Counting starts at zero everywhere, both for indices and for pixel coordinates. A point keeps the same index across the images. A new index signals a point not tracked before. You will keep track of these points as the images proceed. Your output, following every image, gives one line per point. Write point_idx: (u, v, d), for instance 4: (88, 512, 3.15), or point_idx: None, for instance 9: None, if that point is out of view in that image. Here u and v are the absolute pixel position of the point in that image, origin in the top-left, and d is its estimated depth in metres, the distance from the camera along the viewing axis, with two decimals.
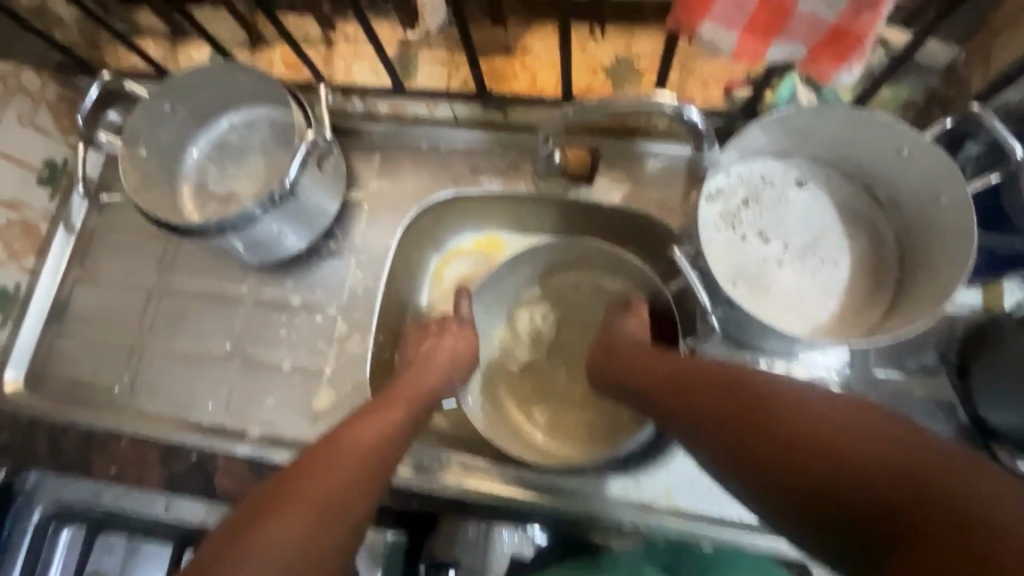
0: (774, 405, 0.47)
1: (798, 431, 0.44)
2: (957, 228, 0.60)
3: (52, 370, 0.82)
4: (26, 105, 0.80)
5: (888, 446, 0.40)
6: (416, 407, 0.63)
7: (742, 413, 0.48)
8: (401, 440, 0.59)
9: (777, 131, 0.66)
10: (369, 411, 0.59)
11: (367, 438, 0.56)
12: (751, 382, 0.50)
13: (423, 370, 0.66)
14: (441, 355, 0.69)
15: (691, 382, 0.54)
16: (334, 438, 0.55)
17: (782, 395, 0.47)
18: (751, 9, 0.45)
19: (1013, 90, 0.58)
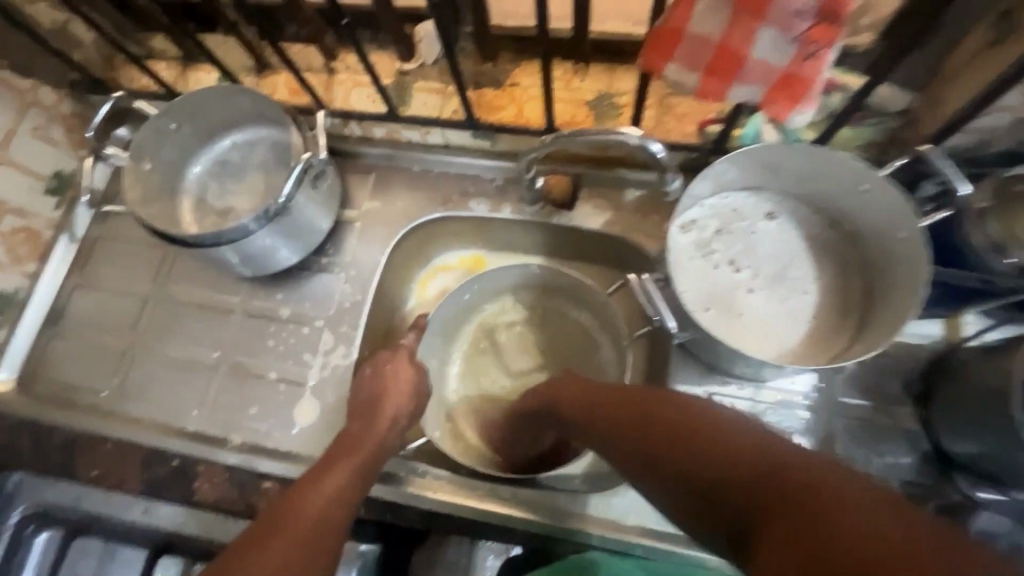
0: (658, 410, 0.50)
1: (693, 433, 0.46)
2: (913, 259, 0.63)
3: (42, 374, 0.84)
4: (41, 119, 0.84)
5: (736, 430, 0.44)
6: (369, 464, 0.63)
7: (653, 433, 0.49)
8: (353, 492, 0.59)
9: (744, 165, 0.69)
10: (325, 466, 0.61)
11: (315, 505, 0.55)
12: (659, 401, 0.51)
13: (378, 419, 0.67)
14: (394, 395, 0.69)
15: (597, 403, 0.57)
16: (284, 506, 0.55)
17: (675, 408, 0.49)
18: (710, 54, 0.50)
19: (961, 136, 0.62)
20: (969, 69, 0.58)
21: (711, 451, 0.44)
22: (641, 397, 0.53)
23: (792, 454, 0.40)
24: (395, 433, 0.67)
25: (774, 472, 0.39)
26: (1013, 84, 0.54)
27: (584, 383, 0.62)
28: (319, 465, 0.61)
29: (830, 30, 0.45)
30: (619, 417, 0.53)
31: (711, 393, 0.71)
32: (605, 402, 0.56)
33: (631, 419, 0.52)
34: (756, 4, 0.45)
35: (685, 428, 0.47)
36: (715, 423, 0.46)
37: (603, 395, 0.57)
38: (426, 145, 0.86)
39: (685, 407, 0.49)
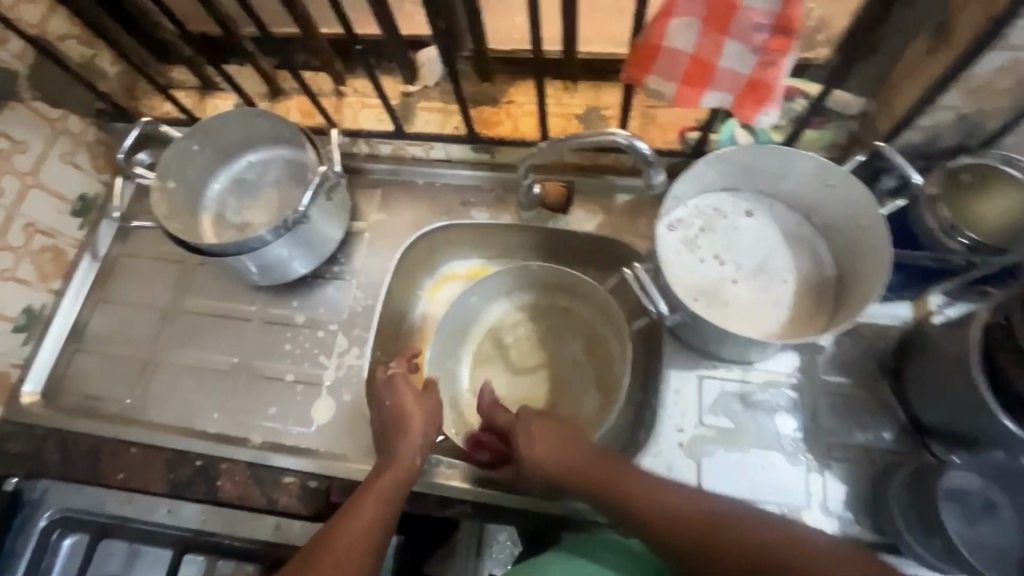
0: (687, 512, 0.59)
1: (751, 546, 0.55)
2: (877, 244, 0.69)
3: (67, 386, 0.88)
4: (69, 145, 0.90)
5: (780, 528, 0.56)
6: (405, 481, 0.67)
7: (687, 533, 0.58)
8: (391, 511, 0.64)
9: (722, 168, 0.76)
10: (360, 491, 0.65)
11: (360, 525, 0.61)
12: (671, 497, 0.61)
13: (407, 436, 0.70)
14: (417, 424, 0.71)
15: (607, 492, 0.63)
16: (333, 527, 0.61)
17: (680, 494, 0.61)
18: (685, 66, 0.56)
19: (911, 133, 0.70)
20: (914, 73, 0.66)
21: (751, 558, 0.55)
22: (647, 496, 0.62)
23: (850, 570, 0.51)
24: (426, 447, 0.70)
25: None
26: (950, 84, 0.61)
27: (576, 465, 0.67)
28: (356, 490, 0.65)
29: (784, 41, 0.53)
30: (635, 517, 0.61)
31: (703, 377, 0.77)
32: (628, 491, 0.62)
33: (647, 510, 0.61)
34: (719, 21, 0.53)
35: (709, 526, 0.57)
36: (757, 523, 0.57)
37: (624, 483, 0.62)
38: (429, 160, 0.93)
39: (736, 520, 0.57)
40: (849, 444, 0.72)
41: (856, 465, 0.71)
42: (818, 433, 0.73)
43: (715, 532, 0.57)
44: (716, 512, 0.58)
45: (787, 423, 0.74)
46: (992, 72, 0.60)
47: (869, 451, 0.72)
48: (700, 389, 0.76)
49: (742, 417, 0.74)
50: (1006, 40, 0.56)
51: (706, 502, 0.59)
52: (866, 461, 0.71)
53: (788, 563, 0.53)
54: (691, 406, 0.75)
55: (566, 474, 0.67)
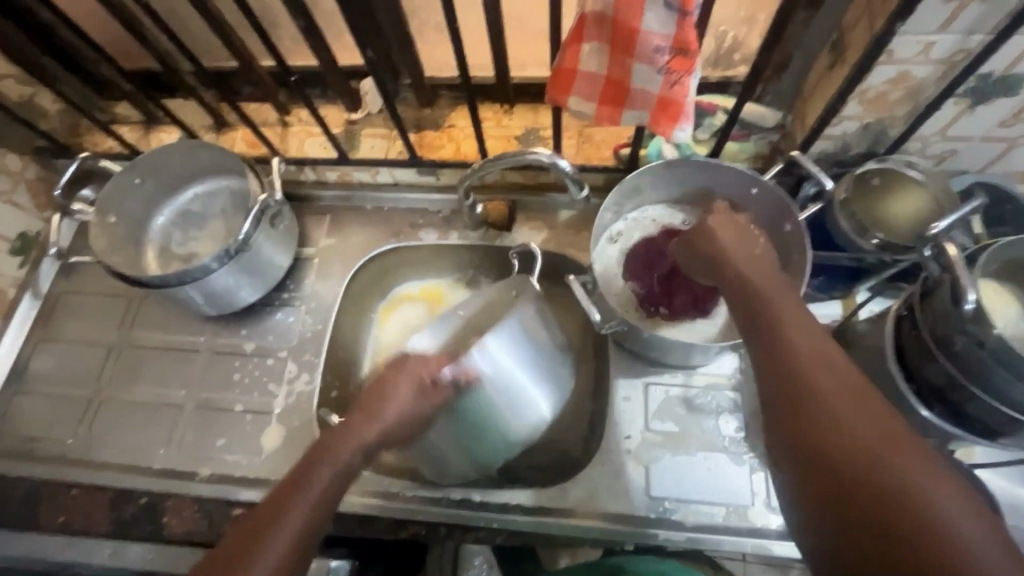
0: (805, 382, 0.47)
1: (816, 403, 0.45)
2: (797, 248, 0.73)
3: (5, 428, 0.85)
4: (7, 184, 0.89)
5: (875, 436, 0.42)
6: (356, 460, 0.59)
7: (778, 368, 0.49)
8: (331, 493, 0.57)
9: (652, 181, 0.79)
10: (285, 491, 0.55)
11: (306, 494, 0.55)
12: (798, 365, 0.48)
13: (377, 414, 0.61)
14: (372, 420, 0.61)
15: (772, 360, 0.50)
16: (276, 493, 0.55)
17: (823, 375, 0.47)
18: (600, 86, 0.60)
19: (823, 143, 0.74)
20: (819, 87, 0.71)
21: (810, 435, 0.45)
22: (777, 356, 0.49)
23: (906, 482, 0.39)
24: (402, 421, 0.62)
25: (854, 458, 0.42)
26: (848, 96, 0.66)
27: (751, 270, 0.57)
28: (285, 480, 0.56)
29: (686, 61, 0.55)
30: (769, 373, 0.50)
31: (648, 383, 0.79)
32: (776, 298, 0.54)
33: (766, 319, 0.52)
34: (623, 45, 0.55)
35: (800, 401, 0.46)
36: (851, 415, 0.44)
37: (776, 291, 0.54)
38: (377, 184, 0.94)
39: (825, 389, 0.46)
40: None
41: None
42: (759, 432, 0.75)
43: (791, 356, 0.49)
44: (832, 384, 0.46)
45: (731, 423, 0.76)
46: (884, 84, 0.65)
47: None
48: (646, 395, 0.78)
49: (687, 421, 0.76)
50: (890, 55, 0.61)
51: (832, 382, 0.46)
52: None
53: (885, 484, 0.40)
54: (638, 412, 0.77)
55: (742, 274, 0.57)
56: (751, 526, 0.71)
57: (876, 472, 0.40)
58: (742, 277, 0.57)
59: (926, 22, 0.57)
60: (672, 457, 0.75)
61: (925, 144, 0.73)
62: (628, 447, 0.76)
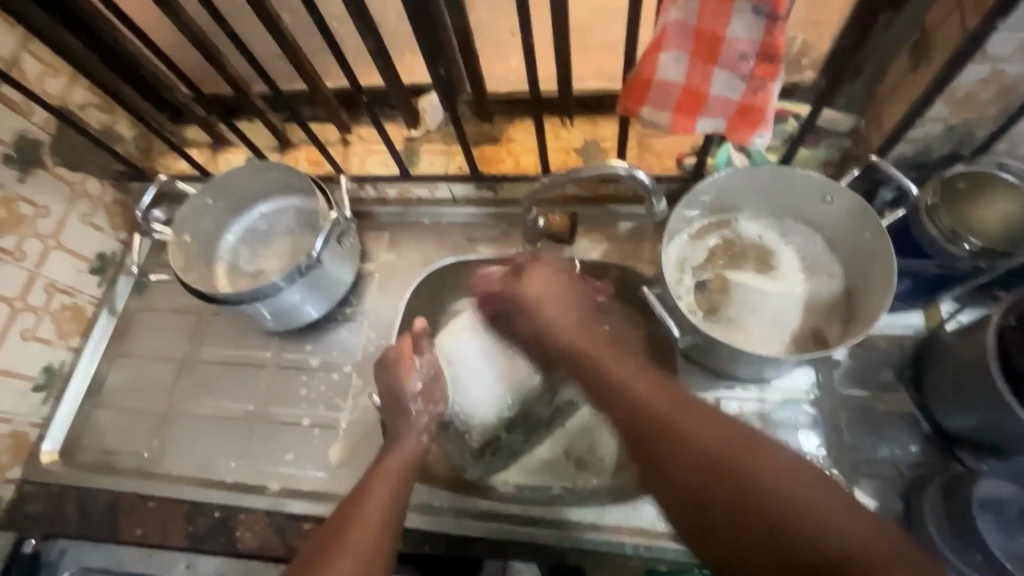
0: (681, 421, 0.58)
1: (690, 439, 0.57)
2: (881, 253, 0.69)
3: (85, 442, 0.89)
4: (88, 207, 0.93)
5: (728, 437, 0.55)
6: (406, 470, 0.65)
7: (651, 428, 0.59)
8: (396, 505, 0.62)
9: (716, 193, 0.77)
10: (348, 511, 0.60)
11: (378, 494, 0.62)
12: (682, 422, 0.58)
13: (405, 414, 0.69)
14: (395, 451, 0.67)
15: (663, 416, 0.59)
16: (350, 500, 0.61)
17: (694, 422, 0.57)
18: (676, 95, 0.59)
19: (904, 147, 0.71)
20: (900, 89, 0.68)
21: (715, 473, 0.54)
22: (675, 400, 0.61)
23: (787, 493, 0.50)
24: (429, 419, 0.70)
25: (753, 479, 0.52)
26: (936, 96, 0.63)
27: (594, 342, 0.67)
28: (344, 504, 0.61)
29: (771, 66, 0.55)
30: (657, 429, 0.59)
31: (720, 398, 0.76)
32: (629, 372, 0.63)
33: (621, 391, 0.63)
34: (707, 52, 0.54)
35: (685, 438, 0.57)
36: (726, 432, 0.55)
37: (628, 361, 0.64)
38: (435, 200, 0.95)
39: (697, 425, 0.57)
40: (876, 461, 0.71)
41: (886, 481, 0.70)
42: (842, 448, 0.72)
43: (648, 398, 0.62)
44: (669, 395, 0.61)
45: (809, 439, 0.73)
46: (974, 84, 0.62)
47: (896, 463, 0.71)
48: (719, 411, 0.75)
49: (764, 438, 0.73)
50: (985, 53, 0.58)
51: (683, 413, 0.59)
52: (894, 474, 0.70)
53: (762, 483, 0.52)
54: None
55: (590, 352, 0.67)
56: None
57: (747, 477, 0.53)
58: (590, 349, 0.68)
59: None
60: None
61: (1015, 145, 0.69)
62: None
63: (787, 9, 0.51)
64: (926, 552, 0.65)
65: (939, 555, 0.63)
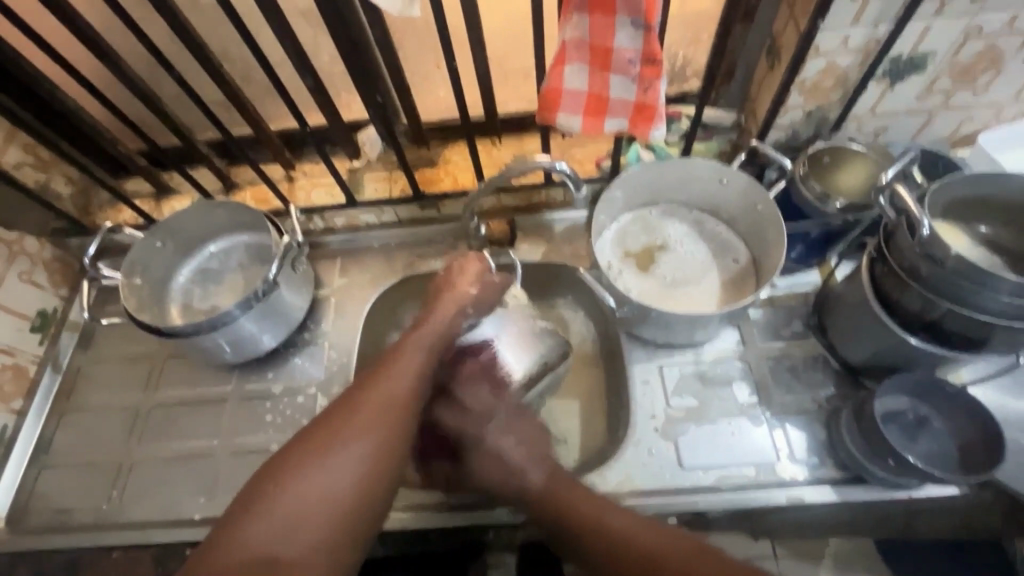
0: (649, 553, 0.54)
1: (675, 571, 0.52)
2: (772, 223, 0.81)
3: (34, 506, 0.85)
4: (27, 265, 0.92)
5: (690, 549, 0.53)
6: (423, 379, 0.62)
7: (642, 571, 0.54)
8: (414, 401, 0.59)
9: (632, 186, 0.87)
10: (363, 399, 0.57)
11: (394, 388, 0.59)
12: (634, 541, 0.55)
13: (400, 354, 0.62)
14: (406, 351, 0.63)
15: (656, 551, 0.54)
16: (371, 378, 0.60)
17: (644, 536, 0.56)
18: (584, 100, 0.69)
19: (776, 133, 0.86)
20: (764, 86, 0.83)
21: None
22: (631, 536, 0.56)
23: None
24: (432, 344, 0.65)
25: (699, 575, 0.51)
26: (790, 87, 0.77)
27: (545, 487, 0.62)
28: (338, 402, 0.57)
29: (654, 68, 0.66)
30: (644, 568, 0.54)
31: (663, 365, 0.84)
32: (603, 517, 0.58)
33: (614, 540, 0.56)
34: (601, 62, 0.66)
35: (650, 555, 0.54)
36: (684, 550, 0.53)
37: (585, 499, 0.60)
38: (382, 223, 1.01)
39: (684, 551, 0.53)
40: (800, 399, 0.81)
41: (810, 415, 0.79)
42: (771, 393, 0.81)
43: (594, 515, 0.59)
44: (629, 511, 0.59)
45: (741, 389, 0.82)
46: (817, 74, 0.76)
47: (815, 398, 0.81)
48: (663, 376, 0.83)
49: (704, 394, 0.82)
50: (817, 50, 0.73)
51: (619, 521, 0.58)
52: (815, 408, 0.80)
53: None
54: (658, 393, 0.82)
55: (559, 498, 0.61)
56: (780, 478, 0.75)
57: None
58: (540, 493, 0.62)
59: (841, 19, 0.69)
60: (697, 429, 0.79)
61: (860, 123, 0.84)
62: (655, 426, 0.80)
63: (658, 20, 0.62)
64: (851, 468, 0.74)
65: (862, 467, 0.72)
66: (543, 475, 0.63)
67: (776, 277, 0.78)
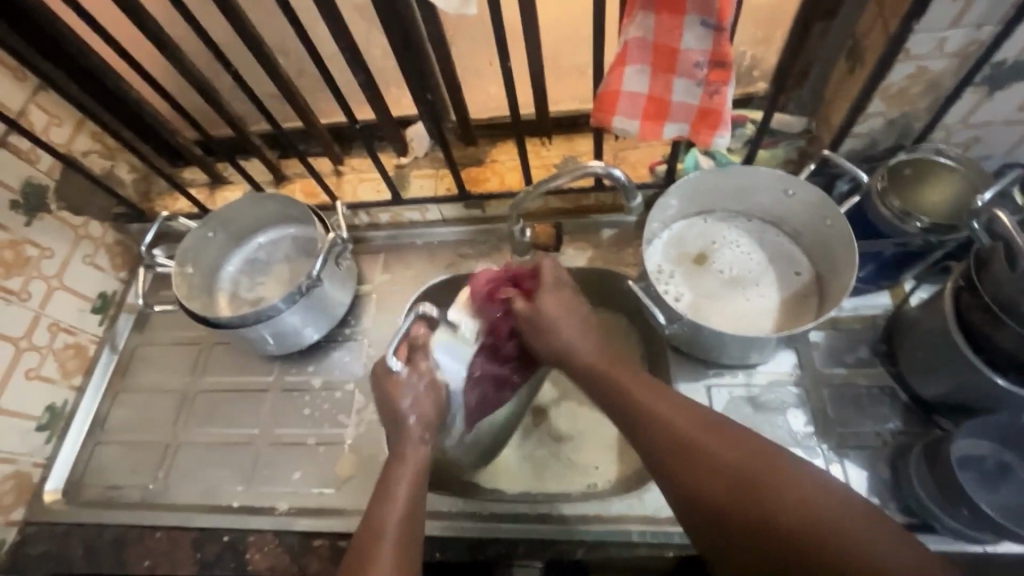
0: (701, 442, 0.57)
1: (709, 461, 0.56)
2: (842, 239, 0.75)
3: (88, 479, 0.89)
4: (90, 248, 0.96)
5: (738, 447, 0.56)
6: (416, 487, 0.63)
7: (669, 448, 0.59)
8: (415, 515, 0.61)
9: (687, 193, 0.82)
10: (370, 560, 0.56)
11: (394, 517, 0.60)
12: (681, 425, 0.59)
13: (395, 466, 0.64)
14: (405, 464, 0.64)
15: (690, 445, 0.58)
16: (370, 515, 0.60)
17: (693, 427, 0.59)
18: (643, 104, 0.65)
19: (851, 142, 0.79)
20: (841, 90, 0.76)
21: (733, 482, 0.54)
22: (678, 424, 0.59)
23: (769, 475, 0.53)
24: (422, 443, 0.66)
25: (738, 471, 0.55)
26: (872, 94, 0.71)
27: (596, 358, 0.67)
28: (353, 548, 0.58)
29: (723, 72, 0.61)
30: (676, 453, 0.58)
31: (710, 386, 0.80)
32: (643, 391, 0.63)
33: (642, 416, 0.61)
34: (665, 64, 0.61)
35: (685, 444, 0.58)
36: (732, 447, 0.56)
37: (644, 387, 0.63)
38: (426, 221, 1.00)
39: (732, 447, 0.56)
40: (862, 432, 0.74)
41: (872, 451, 0.73)
42: (829, 423, 0.75)
43: (635, 399, 0.62)
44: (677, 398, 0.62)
45: (796, 416, 0.76)
46: (904, 80, 0.69)
47: (880, 433, 0.74)
48: (710, 397, 0.79)
49: (755, 420, 0.77)
50: (907, 53, 0.66)
51: (663, 404, 0.61)
52: (880, 444, 0.74)
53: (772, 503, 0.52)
54: None
55: (609, 372, 0.66)
56: None
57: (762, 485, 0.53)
58: (582, 366, 0.68)
59: (938, 20, 0.62)
60: None
61: (949, 133, 0.77)
62: None
63: (731, 20, 0.58)
64: (918, 512, 0.68)
65: (930, 514, 0.66)
66: (591, 347, 0.69)
67: (844, 300, 0.71)
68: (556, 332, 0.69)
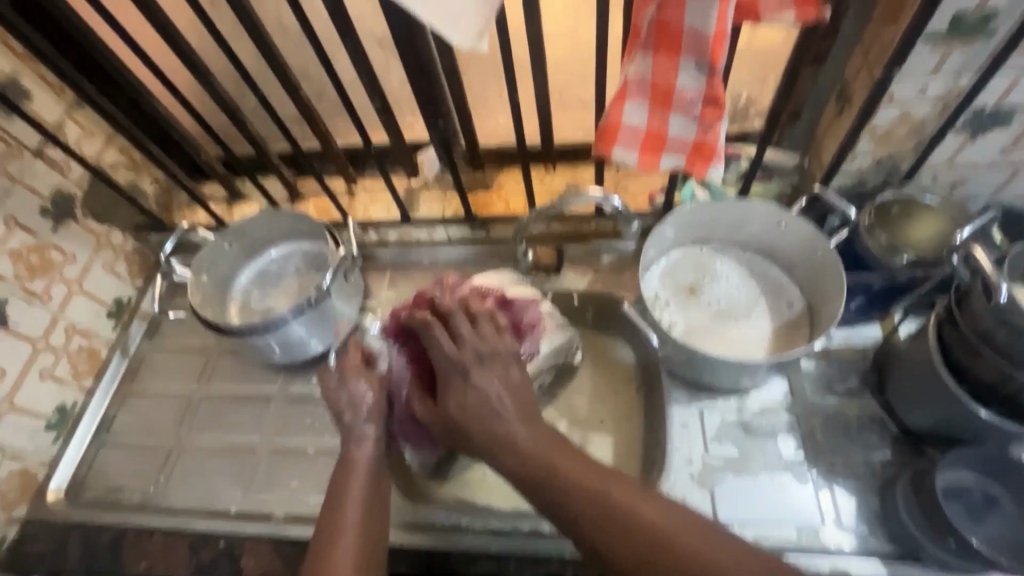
0: (618, 508, 0.58)
1: (631, 521, 0.57)
2: (831, 271, 0.78)
3: (91, 480, 0.91)
4: (111, 255, 1.00)
5: (657, 510, 0.58)
6: (373, 490, 0.67)
7: (587, 515, 0.58)
8: (374, 516, 0.66)
9: (683, 223, 0.86)
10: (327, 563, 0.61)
11: (350, 523, 0.63)
12: (602, 493, 0.59)
13: (348, 475, 0.67)
14: (356, 471, 0.67)
15: (611, 518, 0.58)
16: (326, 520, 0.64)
17: (613, 490, 0.59)
18: (642, 137, 0.69)
19: (842, 179, 0.82)
20: (832, 130, 0.80)
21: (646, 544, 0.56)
22: (593, 495, 0.59)
23: (689, 540, 0.56)
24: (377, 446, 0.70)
25: (652, 531, 0.57)
26: (860, 134, 0.75)
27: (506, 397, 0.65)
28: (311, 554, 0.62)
29: (716, 109, 0.66)
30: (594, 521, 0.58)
31: (703, 410, 0.81)
32: (562, 461, 0.61)
33: (575, 489, 0.59)
34: (663, 101, 0.66)
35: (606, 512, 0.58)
36: (651, 506, 0.58)
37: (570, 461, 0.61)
38: (432, 241, 1.04)
39: (651, 511, 0.58)
40: (851, 461, 0.76)
41: (862, 480, 0.74)
42: (819, 451, 0.77)
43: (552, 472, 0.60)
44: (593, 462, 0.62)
45: (786, 443, 0.78)
46: (890, 122, 0.73)
47: (869, 462, 0.75)
48: (702, 421, 0.81)
49: (746, 444, 0.78)
50: (892, 97, 0.70)
51: (578, 469, 0.61)
52: (869, 473, 0.75)
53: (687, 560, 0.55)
54: (697, 438, 0.79)
55: (551, 462, 0.61)
56: (823, 545, 0.71)
57: (679, 547, 0.55)
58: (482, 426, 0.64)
59: (918, 68, 0.67)
60: (735, 481, 0.76)
61: (935, 174, 0.80)
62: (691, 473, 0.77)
63: (723, 64, 0.62)
64: (905, 543, 0.69)
65: (918, 544, 0.67)
66: (533, 433, 0.63)
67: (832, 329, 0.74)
68: (479, 393, 0.64)
